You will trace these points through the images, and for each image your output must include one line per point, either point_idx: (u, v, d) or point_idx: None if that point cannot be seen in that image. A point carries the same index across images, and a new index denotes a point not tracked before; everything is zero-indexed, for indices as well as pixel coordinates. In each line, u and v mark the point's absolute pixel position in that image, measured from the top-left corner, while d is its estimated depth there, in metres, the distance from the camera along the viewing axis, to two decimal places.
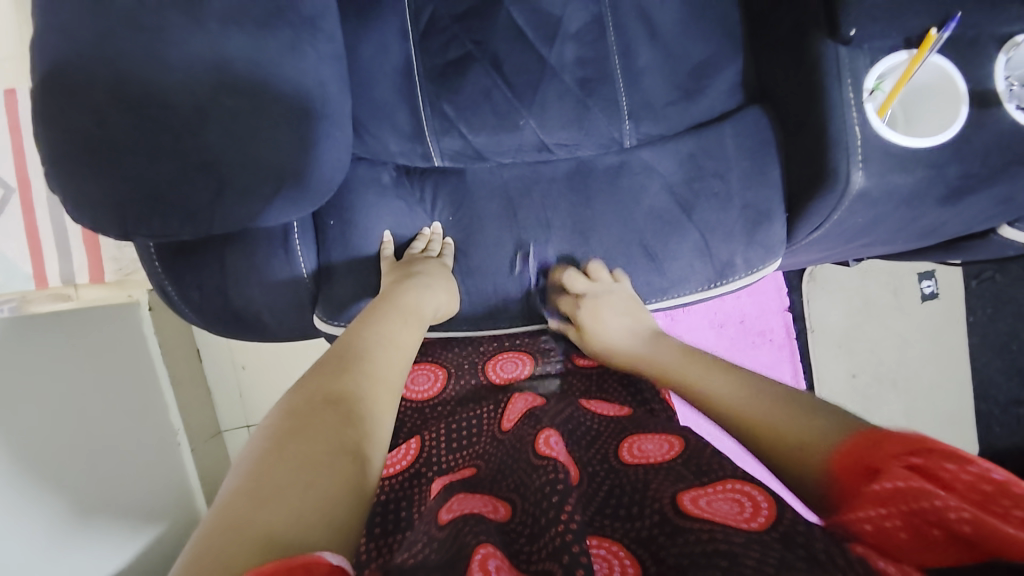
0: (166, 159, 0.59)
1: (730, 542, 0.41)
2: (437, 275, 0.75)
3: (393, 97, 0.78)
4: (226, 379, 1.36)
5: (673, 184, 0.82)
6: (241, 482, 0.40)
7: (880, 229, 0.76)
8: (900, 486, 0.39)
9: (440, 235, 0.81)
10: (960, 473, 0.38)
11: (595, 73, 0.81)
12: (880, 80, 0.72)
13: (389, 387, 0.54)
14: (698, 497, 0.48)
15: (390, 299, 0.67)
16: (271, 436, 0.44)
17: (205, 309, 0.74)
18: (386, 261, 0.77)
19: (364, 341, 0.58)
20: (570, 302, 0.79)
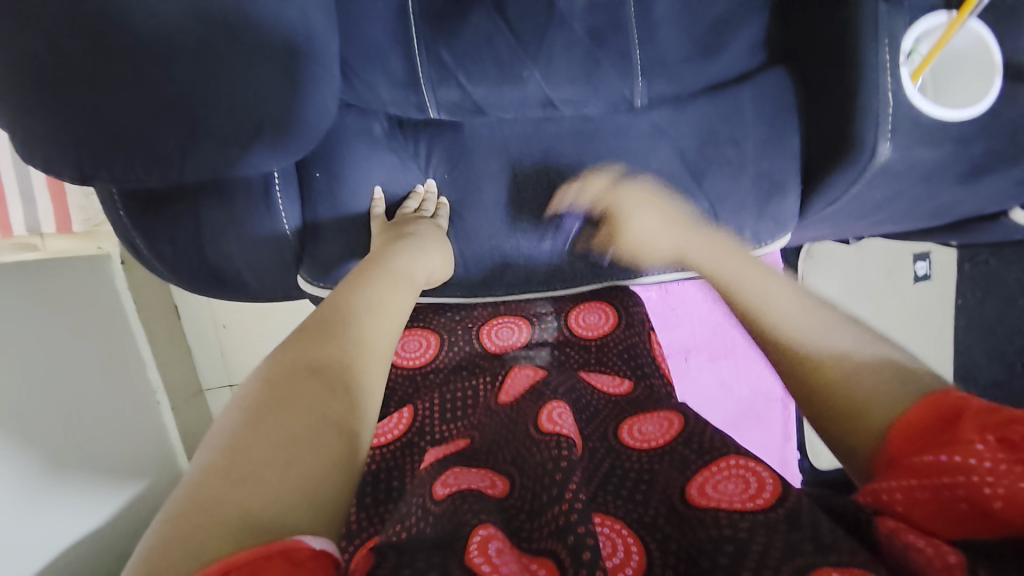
0: (129, 93, 0.53)
1: (738, 531, 0.40)
2: (430, 237, 0.70)
3: (386, 39, 0.72)
4: (208, 338, 1.28)
5: (684, 148, 0.77)
6: (212, 459, 0.37)
7: (894, 206, 0.73)
8: (955, 459, 0.35)
9: (434, 193, 0.76)
10: None
11: (608, 23, 0.76)
12: (919, 42, 0.67)
13: (377, 354, 0.50)
14: (704, 484, 0.46)
15: (382, 262, 0.63)
16: (247, 408, 0.40)
17: (180, 266, 0.68)
18: (377, 221, 0.72)
19: (351, 304, 0.54)
20: (600, 209, 0.76)
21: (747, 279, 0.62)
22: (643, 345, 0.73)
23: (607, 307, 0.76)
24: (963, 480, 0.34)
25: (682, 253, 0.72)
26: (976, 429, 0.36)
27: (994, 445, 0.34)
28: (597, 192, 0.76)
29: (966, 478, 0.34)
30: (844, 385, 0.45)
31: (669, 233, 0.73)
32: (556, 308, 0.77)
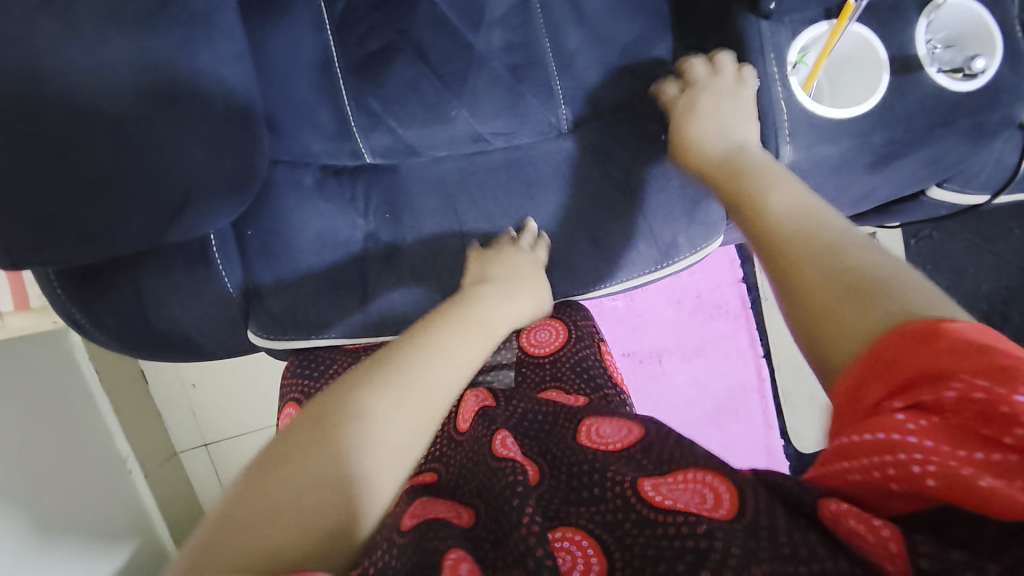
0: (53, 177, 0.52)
1: (699, 536, 0.44)
2: (521, 277, 0.75)
3: (313, 95, 0.75)
4: (177, 401, 1.35)
5: (612, 168, 0.80)
6: (243, 492, 0.45)
7: (814, 199, 0.77)
8: (882, 437, 0.39)
9: (535, 232, 0.79)
10: (949, 396, 0.37)
11: (524, 58, 0.80)
12: (803, 53, 0.71)
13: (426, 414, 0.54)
14: (660, 486, 0.51)
15: (464, 310, 0.67)
16: (279, 450, 0.48)
17: (126, 336, 0.68)
18: (473, 249, 0.78)
19: (415, 353, 0.58)
20: (677, 86, 0.74)
21: (765, 178, 0.61)
22: (592, 357, 0.79)
23: (556, 324, 0.81)
24: (899, 455, 0.38)
25: (732, 161, 0.66)
26: (897, 395, 0.40)
27: (913, 415, 0.39)
28: (697, 73, 0.72)
29: (895, 457, 0.39)
30: (810, 288, 0.48)
31: (735, 129, 0.69)
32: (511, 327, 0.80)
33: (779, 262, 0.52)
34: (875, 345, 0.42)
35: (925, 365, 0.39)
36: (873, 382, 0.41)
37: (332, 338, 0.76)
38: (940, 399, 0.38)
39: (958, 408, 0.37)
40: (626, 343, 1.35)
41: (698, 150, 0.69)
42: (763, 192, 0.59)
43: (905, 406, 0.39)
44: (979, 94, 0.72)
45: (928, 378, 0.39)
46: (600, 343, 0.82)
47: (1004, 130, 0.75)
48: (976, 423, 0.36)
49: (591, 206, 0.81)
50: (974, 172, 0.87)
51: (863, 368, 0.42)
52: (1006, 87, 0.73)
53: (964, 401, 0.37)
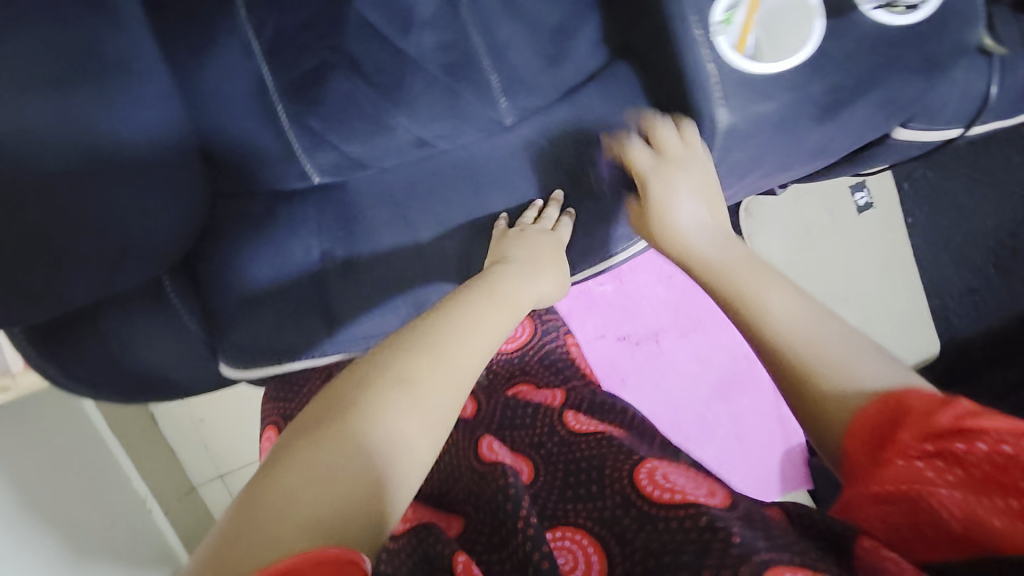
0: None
1: (700, 526, 0.52)
2: (543, 256, 0.73)
3: (253, 123, 0.75)
4: (187, 436, 1.38)
5: (560, 157, 0.80)
6: (291, 451, 0.44)
7: (768, 160, 0.75)
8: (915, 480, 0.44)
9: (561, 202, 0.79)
10: (977, 451, 0.42)
11: (459, 57, 0.79)
12: (732, 11, 0.68)
13: (460, 382, 0.53)
14: (656, 471, 0.61)
15: (492, 283, 0.65)
16: (324, 414, 0.47)
17: (100, 383, 0.70)
18: (499, 228, 0.78)
19: (452, 321, 0.57)
20: (645, 154, 0.70)
21: (755, 292, 0.59)
22: (558, 349, 0.87)
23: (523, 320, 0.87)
24: (935, 503, 0.43)
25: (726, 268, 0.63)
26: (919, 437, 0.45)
27: (942, 467, 0.44)
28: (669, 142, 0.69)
29: (931, 495, 0.44)
30: (835, 401, 0.51)
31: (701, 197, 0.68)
32: None
33: (798, 373, 0.54)
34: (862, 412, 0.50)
35: (953, 423, 0.44)
36: (909, 432, 0.46)
37: (303, 359, 0.77)
38: (971, 453, 0.43)
39: (984, 458, 0.42)
40: (622, 325, 1.34)
41: (669, 236, 0.68)
42: (760, 301, 0.59)
43: (933, 452, 0.44)
44: (922, 24, 0.70)
45: (961, 434, 0.43)
46: (565, 334, 0.91)
47: (958, 59, 0.72)
48: (997, 474, 0.41)
49: (543, 198, 0.80)
50: (940, 106, 0.84)
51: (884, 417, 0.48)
52: (949, 14, 0.71)
53: (990, 458, 0.42)
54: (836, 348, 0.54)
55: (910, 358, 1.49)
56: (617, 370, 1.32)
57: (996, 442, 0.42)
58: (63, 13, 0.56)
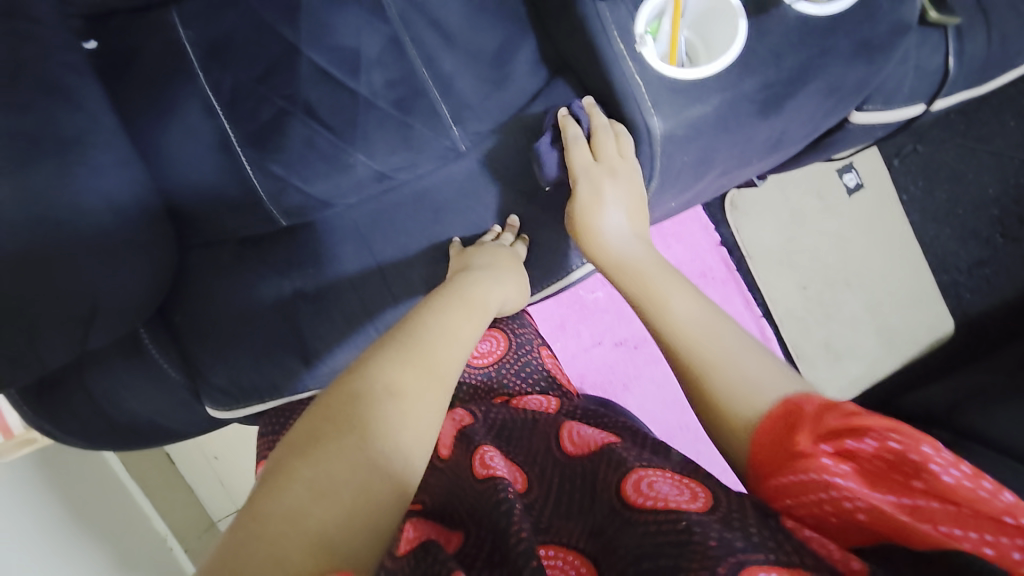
0: None
1: (681, 530, 0.48)
2: (503, 264, 0.75)
3: (215, 176, 0.78)
4: (203, 474, 1.42)
5: (513, 178, 0.82)
6: (289, 461, 0.44)
7: (716, 159, 0.75)
8: (821, 478, 0.46)
9: (514, 228, 0.82)
10: (868, 448, 0.45)
11: (407, 91, 0.81)
12: (658, 20, 0.69)
13: (447, 380, 0.55)
14: (642, 481, 0.56)
15: (461, 289, 0.68)
16: (319, 420, 0.48)
17: (92, 435, 0.74)
18: (454, 248, 0.80)
19: (428, 326, 0.59)
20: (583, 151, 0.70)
21: (662, 293, 0.64)
22: (534, 360, 0.88)
23: (496, 334, 0.88)
24: (830, 493, 0.45)
25: (637, 275, 0.66)
26: (812, 438, 0.48)
27: (841, 463, 0.46)
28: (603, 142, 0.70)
29: (835, 493, 0.45)
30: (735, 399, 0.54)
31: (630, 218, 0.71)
32: None
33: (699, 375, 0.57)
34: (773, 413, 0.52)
35: (843, 423, 0.46)
36: (802, 431, 0.49)
37: (286, 395, 0.81)
38: (863, 451, 0.45)
39: (875, 455, 0.44)
40: (616, 329, 1.33)
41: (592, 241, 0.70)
42: (666, 304, 0.63)
43: (830, 452, 0.46)
44: (854, 12, 0.70)
45: (849, 431, 0.46)
46: (540, 345, 0.91)
47: (898, 38, 0.72)
48: (891, 470, 0.44)
49: (500, 224, 0.83)
50: (894, 86, 0.82)
51: (781, 426, 0.50)
52: None
53: (882, 454, 0.44)
54: (744, 360, 0.57)
55: (920, 338, 1.44)
56: (616, 375, 1.32)
57: (884, 437, 0.44)
58: (19, 103, 0.60)
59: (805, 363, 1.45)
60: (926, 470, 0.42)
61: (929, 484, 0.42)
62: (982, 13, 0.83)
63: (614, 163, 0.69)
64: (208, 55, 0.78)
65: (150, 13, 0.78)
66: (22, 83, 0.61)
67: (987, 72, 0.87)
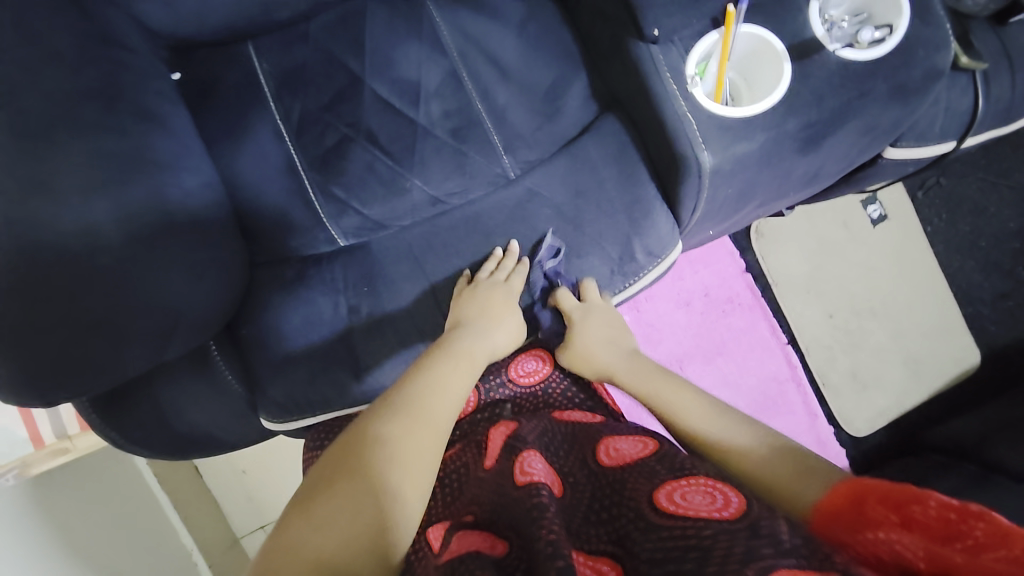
0: (58, 330, 0.60)
1: (701, 536, 0.50)
2: (491, 308, 0.80)
3: (282, 197, 0.83)
4: (233, 490, 1.43)
5: (561, 204, 0.85)
6: (296, 505, 0.52)
7: (756, 190, 0.79)
8: (881, 535, 0.45)
9: (517, 255, 0.84)
10: (928, 509, 0.43)
11: (462, 121, 0.86)
12: (706, 62, 0.74)
13: (438, 430, 0.63)
14: (674, 491, 0.58)
15: (447, 346, 0.74)
16: (325, 467, 0.56)
17: (153, 444, 0.77)
18: (463, 276, 0.84)
19: (421, 383, 0.67)
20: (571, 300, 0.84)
21: (676, 385, 0.76)
22: (579, 382, 0.90)
23: (543, 354, 0.92)
24: (891, 548, 0.44)
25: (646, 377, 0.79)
26: (879, 507, 0.47)
27: (903, 527, 0.44)
28: (591, 297, 0.84)
29: (891, 548, 0.44)
30: (780, 476, 0.59)
31: (622, 341, 0.84)
32: (499, 367, 0.91)
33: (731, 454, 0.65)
34: (838, 492, 0.52)
35: (902, 494, 0.46)
36: (870, 505, 0.48)
37: (336, 408, 0.83)
38: (923, 513, 0.43)
39: (937, 515, 0.42)
40: None
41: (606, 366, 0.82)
42: (675, 400, 0.74)
43: (895, 518, 0.45)
44: (891, 57, 0.74)
45: (907, 498, 0.45)
46: None
47: (932, 82, 0.76)
48: (954, 526, 0.41)
49: (502, 246, 0.85)
50: (926, 126, 0.86)
51: (846, 504, 0.50)
52: (917, 43, 0.75)
53: (941, 513, 0.42)
54: (753, 439, 0.65)
55: (946, 370, 1.45)
56: None
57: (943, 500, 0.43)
58: (117, 127, 0.65)
59: (830, 393, 1.46)
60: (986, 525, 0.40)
61: (989, 535, 0.40)
62: (1009, 57, 0.87)
63: (601, 310, 0.84)
64: (280, 86, 0.84)
65: (229, 46, 0.85)
66: (119, 109, 0.66)
67: (1012, 113, 0.91)
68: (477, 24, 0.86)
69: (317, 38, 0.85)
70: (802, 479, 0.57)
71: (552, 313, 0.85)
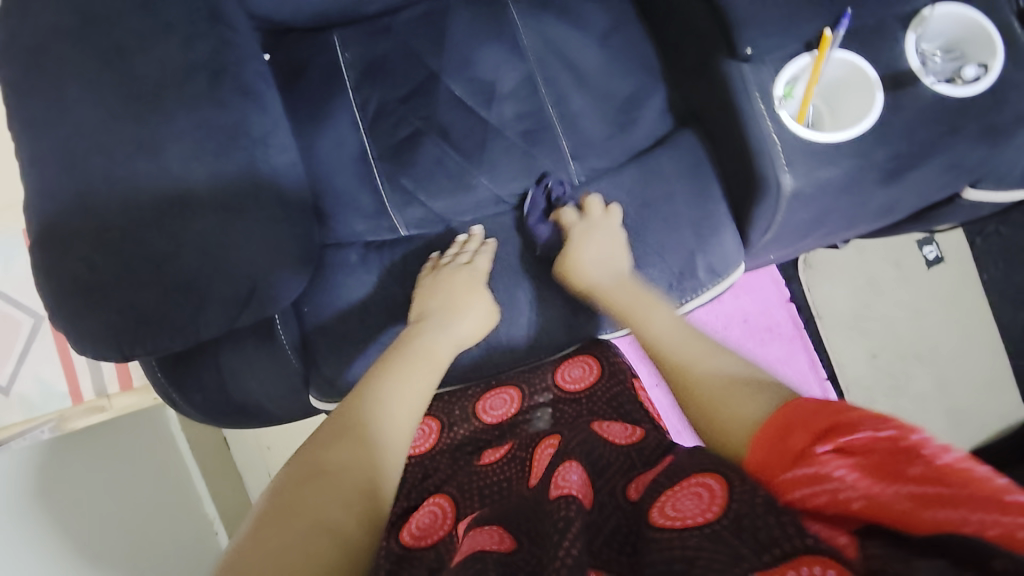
0: (150, 289, 0.64)
1: (686, 546, 0.46)
2: (457, 299, 0.80)
3: (352, 183, 0.85)
4: (255, 462, 1.43)
5: (625, 213, 0.85)
6: (244, 544, 0.49)
7: (828, 218, 0.79)
8: (818, 469, 0.45)
9: (480, 237, 0.86)
10: (861, 439, 0.45)
11: (534, 124, 0.87)
12: (792, 85, 0.74)
13: (394, 439, 0.63)
14: (666, 505, 0.53)
15: (408, 345, 0.75)
16: (273, 501, 0.53)
17: (210, 408, 0.81)
18: (432, 260, 0.85)
19: (374, 391, 0.67)
20: (573, 215, 0.84)
21: (644, 312, 0.76)
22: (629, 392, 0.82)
23: (590, 360, 0.86)
24: (827, 483, 0.44)
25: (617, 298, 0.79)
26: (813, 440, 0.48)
27: (842, 460, 0.45)
28: (594, 213, 0.83)
29: (828, 483, 0.44)
30: (720, 400, 0.59)
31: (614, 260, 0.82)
32: (543, 370, 0.87)
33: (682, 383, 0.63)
34: (756, 446, 0.52)
35: (831, 422, 0.48)
36: (799, 437, 0.49)
37: None
38: (860, 443, 0.45)
39: (868, 445, 0.45)
40: None
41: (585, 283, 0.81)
42: (648, 320, 0.74)
43: (832, 448, 0.46)
44: (986, 96, 0.73)
45: (840, 427, 0.47)
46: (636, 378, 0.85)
47: None
48: (894, 456, 0.43)
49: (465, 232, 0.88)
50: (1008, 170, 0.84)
51: (775, 432, 0.51)
52: (1015, 84, 0.73)
53: (884, 449, 0.44)
54: (714, 368, 0.63)
55: (990, 424, 1.40)
56: (673, 419, 1.31)
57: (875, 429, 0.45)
58: (220, 101, 0.68)
59: None
60: (925, 456, 0.43)
61: (926, 467, 0.42)
62: None
63: (599, 225, 0.83)
64: (361, 75, 0.87)
65: (317, 33, 0.88)
66: (220, 84, 0.69)
67: None
68: (559, 31, 0.87)
69: (401, 33, 0.87)
70: (740, 400, 0.58)
71: (552, 227, 0.86)
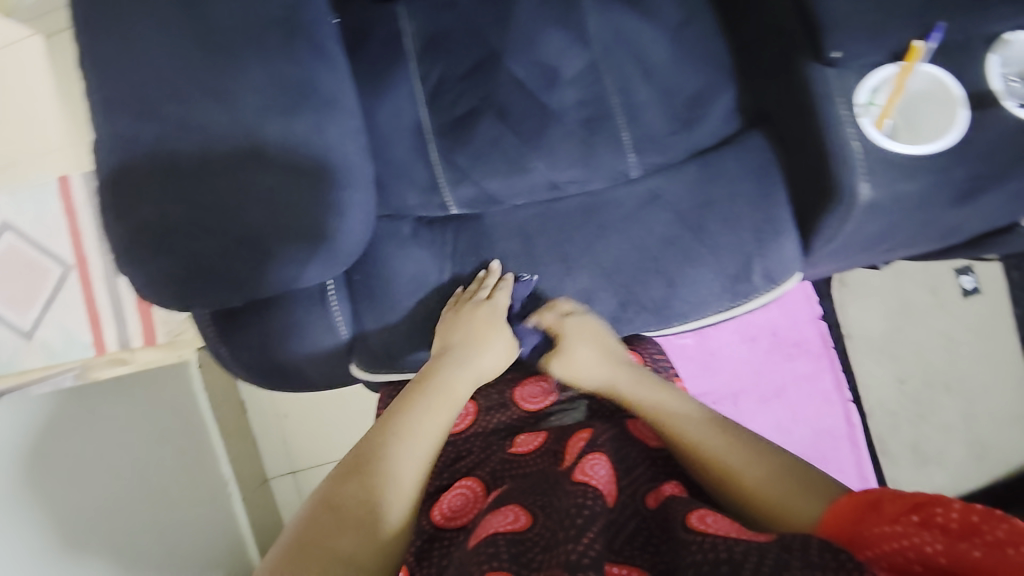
0: (211, 239, 0.64)
1: (732, 552, 0.48)
2: (478, 334, 0.79)
3: (409, 156, 0.85)
4: (271, 429, 1.36)
5: (682, 210, 0.84)
6: None
7: (893, 234, 0.77)
8: (901, 533, 0.46)
9: (499, 273, 0.84)
10: (953, 514, 0.45)
11: (597, 112, 0.86)
12: (874, 93, 0.73)
13: (404, 484, 0.62)
14: (704, 513, 0.55)
15: (431, 379, 0.73)
16: (288, 542, 0.55)
17: (252, 367, 0.81)
18: (458, 294, 0.84)
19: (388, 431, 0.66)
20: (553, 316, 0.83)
21: (655, 393, 0.73)
22: None
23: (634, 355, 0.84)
24: (908, 544, 0.46)
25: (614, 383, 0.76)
26: (898, 511, 0.47)
27: (930, 531, 0.45)
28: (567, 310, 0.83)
29: (913, 549, 0.46)
30: (762, 489, 0.60)
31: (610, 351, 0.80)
32: None
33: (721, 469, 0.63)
34: (832, 514, 0.53)
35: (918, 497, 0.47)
36: (886, 508, 0.48)
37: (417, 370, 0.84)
38: (946, 517, 0.45)
39: (960, 518, 0.44)
40: (702, 382, 1.32)
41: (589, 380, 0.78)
42: (659, 406, 0.70)
43: (918, 519, 0.46)
44: None
45: (927, 502, 0.46)
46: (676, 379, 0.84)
47: None
48: (977, 529, 0.43)
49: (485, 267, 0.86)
50: None
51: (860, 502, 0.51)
52: None
53: (966, 516, 0.44)
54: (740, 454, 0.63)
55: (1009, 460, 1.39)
56: None
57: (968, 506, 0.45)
58: (293, 57, 0.68)
59: (888, 461, 1.39)
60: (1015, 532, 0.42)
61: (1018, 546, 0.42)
62: None
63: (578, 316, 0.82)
64: (426, 48, 0.86)
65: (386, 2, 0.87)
66: (296, 42, 0.68)
67: None
68: (631, 21, 0.86)
69: (469, 8, 0.86)
70: (788, 496, 0.58)
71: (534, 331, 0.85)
